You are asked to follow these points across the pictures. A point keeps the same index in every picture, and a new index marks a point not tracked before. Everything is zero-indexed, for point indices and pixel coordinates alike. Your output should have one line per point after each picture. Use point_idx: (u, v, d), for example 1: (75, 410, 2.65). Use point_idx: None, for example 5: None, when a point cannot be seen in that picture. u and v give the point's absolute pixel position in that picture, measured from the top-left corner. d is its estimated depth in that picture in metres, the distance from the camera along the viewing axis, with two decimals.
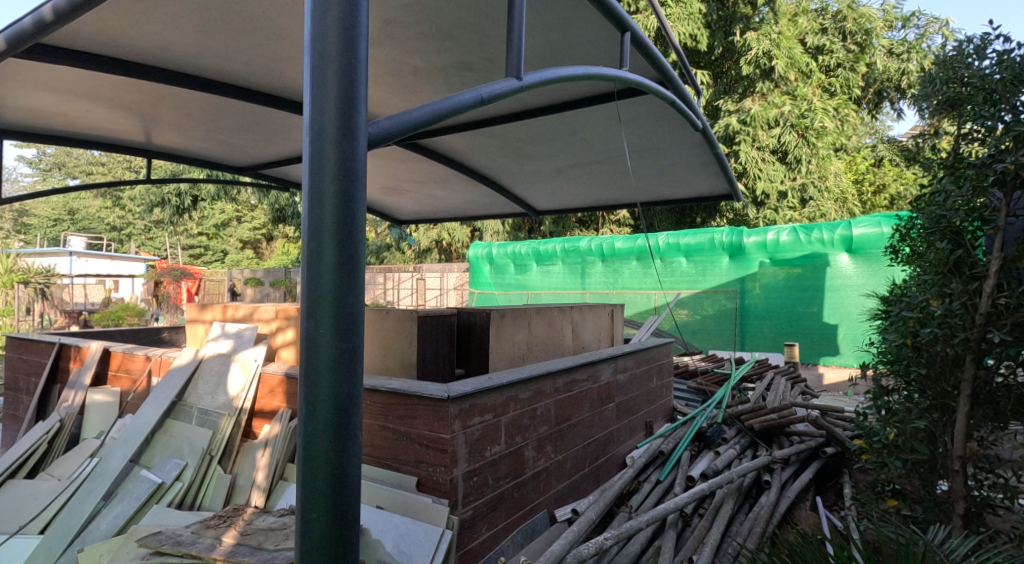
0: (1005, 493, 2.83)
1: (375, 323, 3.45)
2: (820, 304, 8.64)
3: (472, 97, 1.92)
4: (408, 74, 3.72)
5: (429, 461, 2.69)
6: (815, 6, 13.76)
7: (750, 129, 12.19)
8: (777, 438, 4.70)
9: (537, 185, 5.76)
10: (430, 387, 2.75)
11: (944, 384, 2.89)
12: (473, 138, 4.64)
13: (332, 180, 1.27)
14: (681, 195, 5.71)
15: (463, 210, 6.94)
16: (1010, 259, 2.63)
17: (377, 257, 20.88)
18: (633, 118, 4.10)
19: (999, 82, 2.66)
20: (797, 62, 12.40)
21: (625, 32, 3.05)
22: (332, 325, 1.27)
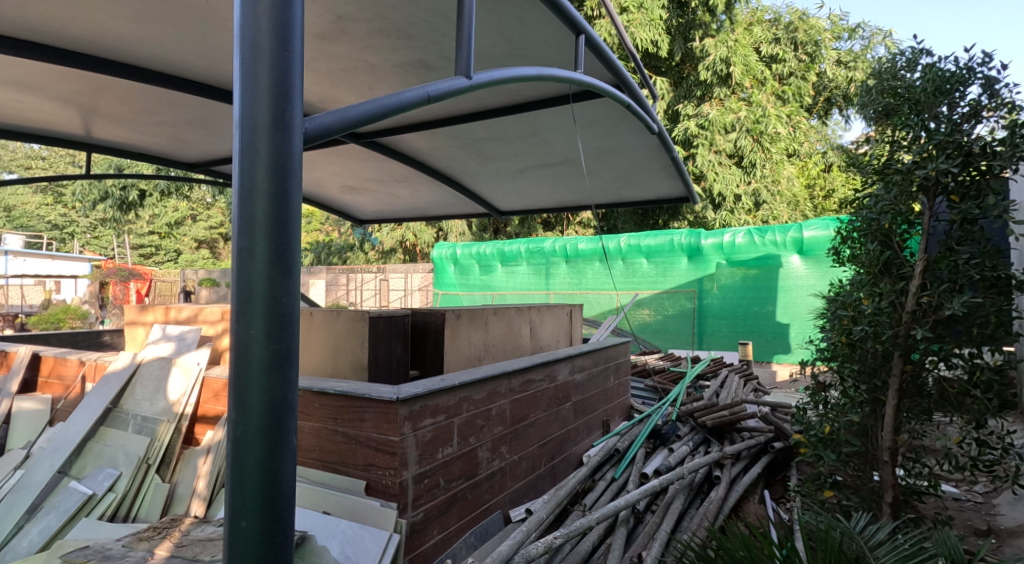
0: (930, 482, 2.99)
1: (328, 325, 3.39)
2: (774, 304, 8.92)
3: (419, 94, 1.89)
4: (363, 71, 3.67)
5: (379, 463, 2.66)
6: (768, 16, 14.22)
7: (708, 133, 12.52)
8: (729, 435, 4.83)
9: (498, 185, 5.77)
10: (381, 389, 2.72)
11: (876, 379, 3.03)
12: (431, 137, 4.60)
13: (265, 176, 1.24)
14: (641, 197, 5.80)
15: (425, 210, 6.89)
16: (933, 260, 2.77)
17: (340, 257, 20.56)
18: (588, 120, 4.14)
19: (922, 92, 2.80)
20: (751, 70, 12.77)
21: (579, 34, 3.07)
22: (264, 326, 1.24)
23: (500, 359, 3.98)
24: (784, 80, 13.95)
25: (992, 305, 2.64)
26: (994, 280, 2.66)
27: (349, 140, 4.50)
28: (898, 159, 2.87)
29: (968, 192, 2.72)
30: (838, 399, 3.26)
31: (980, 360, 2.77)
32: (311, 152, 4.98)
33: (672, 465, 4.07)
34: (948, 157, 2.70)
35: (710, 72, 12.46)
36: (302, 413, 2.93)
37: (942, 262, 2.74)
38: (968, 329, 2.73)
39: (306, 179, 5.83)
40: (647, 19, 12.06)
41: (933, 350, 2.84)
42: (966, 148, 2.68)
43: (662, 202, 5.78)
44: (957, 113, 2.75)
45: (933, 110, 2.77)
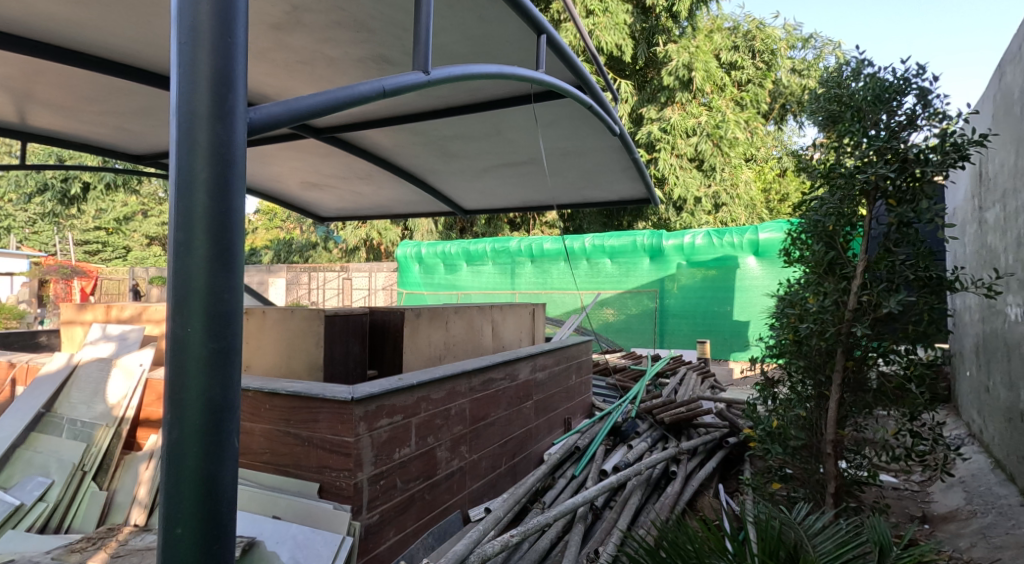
0: (869, 472, 3.12)
1: (281, 324, 3.28)
2: (731, 304, 9.14)
3: (374, 88, 1.82)
4: (321, 64, 3.60)
5: (333, 465, 2.60)
6: (728, 24, 14.55)
7: (670, 137, 12.70)
8: (685, 431, 4.92)
9: (462, 184, 5.74)
10: (336, 389, 2.67)
11: (821, 374, 3.13)
12: (393, 133, 4.53)
13: (205, 168, 1.19)
14: (604, 197, 5.86)
15: (388, 208, 6.80)
16: (873, 262, 2.88)
17: (301, 256, 20.13)
18: (550, 121, 4.16)
19: (864, 101, 2.90)
20: (712, 76, 13.02)
21: (541, 34, 3.07)
22: (203, 323, 1.19)
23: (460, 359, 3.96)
24: (743, 87, 14.31)
25: (923, 304, 2.80)
26: (928, 281, 2.81)
27: (307, 134, 4.41)
28: (842, 163, 2.97)
29: (904, 196, 2.85)
30: (789, 394, 3.37)
31: (915, 357, 2.91)
32: (268, 147, 4.85)
33: (630, 461, 4.13)
34: (886, 162, 2.82)
35: (672, 77, 12.66)
36: (252, 414, 2.86)
37: (883, 263, 2.87)
38: (904, 327, 2.87)
39: (265, 174, 5.68)
40: (612, 23, 12.17)
41: (877, 348, 2.94)
42: (902, 154, 2.82)
43: (624, 203, 5.85)
44: (895, 122, 2.86)
45: (876, 117, 2.88)
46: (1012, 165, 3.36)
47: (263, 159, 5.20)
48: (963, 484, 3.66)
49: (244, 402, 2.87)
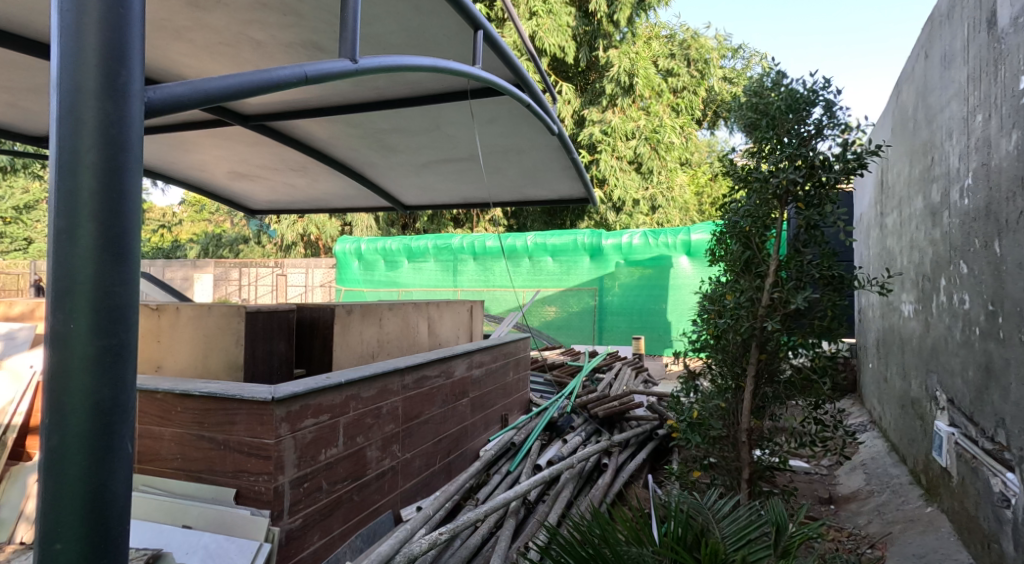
0: (779, 459, 3.28)
1: (196, 321, 3.12)
2: (665, 302, 9.41)
3: (296, 73, 1.68)
4: (246, 47, 3.45)
5: (250, 469, 2.49)
6: (666, 32, 14.93)
7: (610, 140, 12.88)
8: (618, 424, 5.05)
9: (402, 179, 5.64)
10: (254, 389, 2.57)
11: (736, 367, 3.27)
12: (325, 124, 4.40)
13: (92, 148, 1.06)
14: (545, 195, 5.88)
15: (325, 201, 6.59)
16: (783, 261, 3.04)
17: (230, 251, 19.27)
18: (489, 118, 4.14)
19: (778, 109, 3.04)
20: (650, 82, 13.32)
21: (479, 30, 3.02)
22: (90, 319, 1.07)
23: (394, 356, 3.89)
24: (678, 94, 14.75)
25: (827, 300, 2.98)
26: (831, 279, 2.98)
27: (234, 121, 4.23)
28: (757, 168, 3.11)
29: (812, 200, 3.02)
30: (709, 386, 3.49)
31: (819, 351, 3.09)
32: (190, 133, 4.60)
33: (565, 455, 4.19)
34: (796, 168, 2.99)
35: (614, 84, 12.88)
36: (162, 418, 2.71)
37: (787, 264, 3.04)
38: (810, 322, 3.04)
39: (188, 163, 5.38)
40: (556, 25, 12.26)
41: (788, 342, 3.09)
42: (810, 161, 2.98)
43: (565, 202, 5.89)
44: (805, 130, 3.01)
45: (789, 126, 3.03)
46: (907, 174, 3.61)
47: (186, 146, 4.93)
48: (864, 467, 3.94)
49: (154, 405, 2.71)
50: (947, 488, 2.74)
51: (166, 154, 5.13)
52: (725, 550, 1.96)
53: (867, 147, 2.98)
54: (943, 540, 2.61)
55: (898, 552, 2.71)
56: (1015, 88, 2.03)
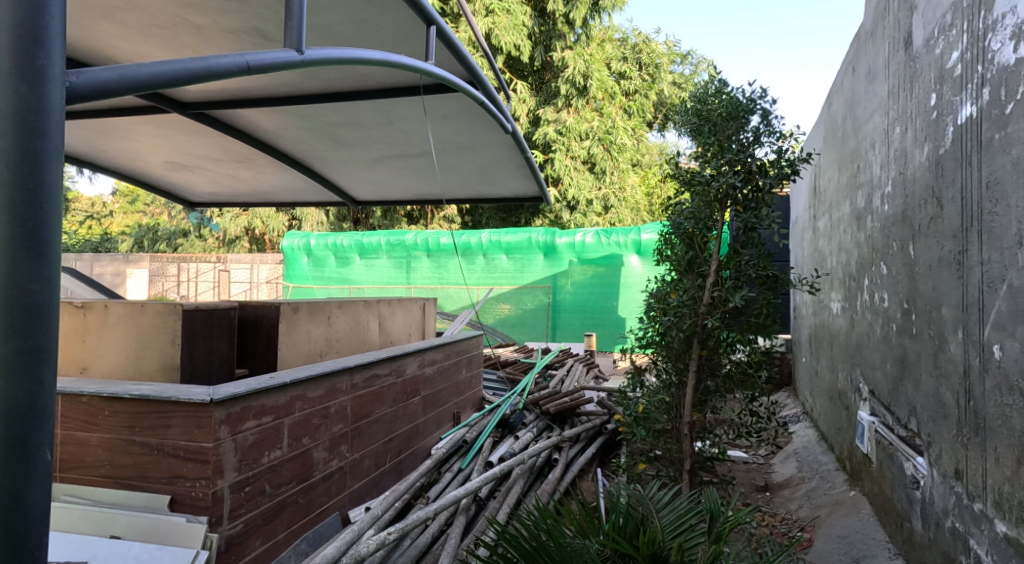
0: (718, 450, 3.46)
1: (128, 320, 2.97)
2: (617, 300, 9.61)
3: (236, 62, 1.66)
4: (185, 31, 3.37)
5: (186, 474, 2.42)
6: (618, 35, 15.24)
7: (565, 139, 13.05)
8: (569, 419, 5.17)
9: (353, 173, 5.61)
10: (192, 390, 2.47)
11: (679, 362, 3.42)
12: (272, 114, 4.34)
13: (9, 134, 1.01)
14: (498, 193, 5.96)
15: (271, 195, 6.48)
16: (724, 262, 3.22)
17: (169, 245, 18.59)
18: (442, 114, 4.18)
19: (718, 117, 3.19)
20: (604, 84, 13.57)
21: (431, 25, 3.03)
22: (5, 316, 1.02)
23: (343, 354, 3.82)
24: (630, 96, 15.06)
25: (763, 298, 3.16)
26: (766, 279, 3.17)
27: (172, 110, 4.13)
28: (701, 172, 3.26)
29: (749, 204, 3.20)
30: (654, 381, 3.63)
31: (755, 347, 3.29)
32: (123, 120, 4.44)
33: (516, 451, 4.29)
34: (735, 173, 3.15)
35: (568, 84, 13.07)
36: (89, 423, 2.57)
37: (730, 263, 3.21)
38: (747, 319, 3.21)
39: (121, 152, 5.19)
40: (512, 23, 12.33)
41: (727, 338, 3.28)
42: (748, 166, 3.15)
43: (519, 200, 5.98)
44: (744, 138, 3.18)
45: (729, 132, 3.19)
46: (836, 180, 3.85)
47: (118, 134, 4.74)
48: (797, 455, 4.18)
49: (79, 409, 2.59)
50: (868, 473, 2.95)
51: (96, 141, 4.92)
52: (664, 538, 2.01)
53: (798, 157, 3.18)
54: (864, 521, 2.82)
55: (825, 534, 2.91)
56: (927, 103, 2.21)
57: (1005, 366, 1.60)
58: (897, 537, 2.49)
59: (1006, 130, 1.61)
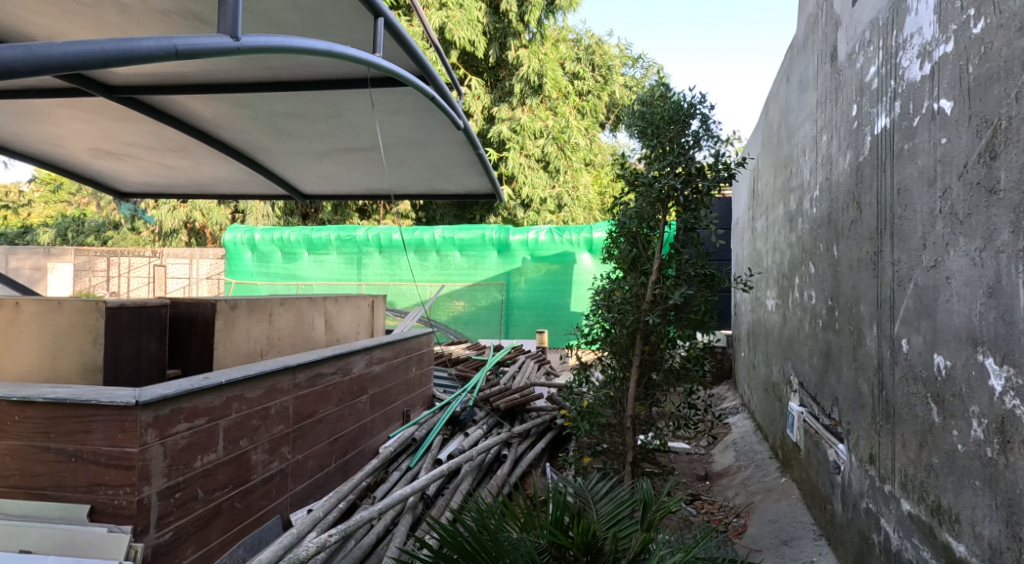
0: (660, 442, 3.59)
1: (41, 320, 2.69)
2: (568, 297, 9.76)
3: (162, 45, 1.61)
4: (110, 10, 3.20)
5: (108, 482, 2.17)
6: (572, 36, 15.41)
7: (519, 138, 13.09)
8: (519, 415, 5.26)
9: (299, 166, 5.51)
10: (115, 392, 2.23)
11: (623, 358, 3.53)
12: (211, 102, 4.21)
13: None
14: (451, 189, 5.96)
15: (211, 186, 6.29)
16: (664, 261, 3.35)
17: (99, 238, 17.79)
18: (392, 107, 4.15)
19: (660, 121, 3.32)
20: (558, 83, 13.69)
21: (379, 16, 2.96)
22: None
23: (285, 353, 3.71)
24: (583, 97, 15.26)
25: (700, 295, 3.30)
26: (704, 277, 3.30)
27: (96, 92, 3.94)
28: (645, 173, 3.37)
29: (688, 206, 3.35)
30: (599, 376, 3.73)
31: (694, 342, 3.45)
32: (41, 102, 4.21)
33: (465, 448, 4.32)
34: (675, 174, 3.28)
35: (522, 83, 13.17)
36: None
37: (672, 261, 3.35)
38: (687, 315, 3.36)
39: (41, 136, 4.92)
40: (466, 19, 12.32)
41: (668, 333, 3.41)
42: (687, 168, 3.29)
43: (471, 197, 6.01)
44: (684, 141, 3.31)
45: (670, 135, 3.31)
46: (772, 184, 4.05)
47: (37, 116, 4.49)
48: (735, 445, 4.38)
49: None
50: (798, 460, 3.11)
51: (14, 124, 4.65)
52: (600, 527, 2.10)
53: (734, 160, 3.33)
54: (793, 505, 2.99)
55: (758, 519, 3.08)
56: (849, 114, 2.37)
57: (912, 359, 1.73)
58: (821, 520, 2.64)
59: (914, 141, 1.74)
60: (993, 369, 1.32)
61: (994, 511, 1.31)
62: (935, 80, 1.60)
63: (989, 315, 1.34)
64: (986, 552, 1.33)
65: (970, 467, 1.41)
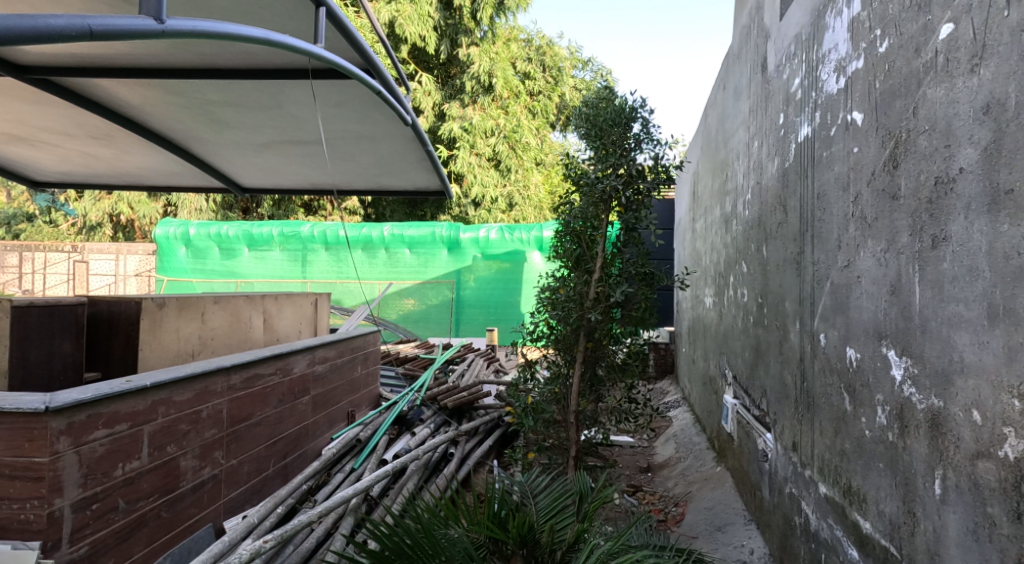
0: (603, 436, 3.69)
1: None
2: (519, 295, 9.86)
3: (74, 24, 1.45)
4: None
5: (13, 495, 2.06)
6: (524, 36, 15.47)
7: (470, 136, 13.07)
8: (467, 413, 5.30)
9: (238, 158, 5.37)
10: (24, 398, 2.12)
11: (567, 354, 3.61)
12: (139, 87, 4.02)
13: None
14: (399, 186, 5.92)
15: (139, 177, 6.03)
16: (606, 259, 3.45)
17: (15, 232, 16.78)
18: (338, 100, 4.10)
19: (604, 122, 3.41)
20: (509, 82, 13.73)
21: (319, 6, 2.89)
22: None
23: (219, 353, 3.61)
24: (534, 97, 15.38)
25: (641, 293, 3.40)
26: (645, 275, 3.42)
27: (6, 73, 3.70)
28: (589, 173, 3.46)
29: (630, 206, 3.47)
30: (544, 373, 3.80)
31: (636, 339, 3.57)
32: None
33: (411, 447, 4.32)
34: (618, 176, 3.39)
35: (474, 81, 13.18)
36: None
37: (615, 260, 3.46)
38: (628, 312, 3.47)
39: None
40: (416, 14, 12.24)
41: (612, 330, 3.52)
42: (629, 170, 3.40)
43: (419, 193, 5.99)
44: (628, 143, 3.42)
45: (614, 137, 3.41)
46: (710, 186, 4.21)
47: None
48: (676, 437, 4.54)
49: None
50: (732, 450, 3.27)
51: None
52: (540, 519, 2.16)
53: (674, 162, 3.46)
54: (727, 493, 3.14)
55: (695, 507, 3.23)
56: (777, 122, 2.50)
57: (829, 352, 1.86)
58: (751, 505, 2.79)
59: (831, 149, 1.87)
60: (895, 360, 1.44)
61: (895, 491, 1.43)
62: (850, 89, 1.71)
63: (892, 311, 1.46)
64: (887, 529, 1.46)
65: (876, 451, 1.53)
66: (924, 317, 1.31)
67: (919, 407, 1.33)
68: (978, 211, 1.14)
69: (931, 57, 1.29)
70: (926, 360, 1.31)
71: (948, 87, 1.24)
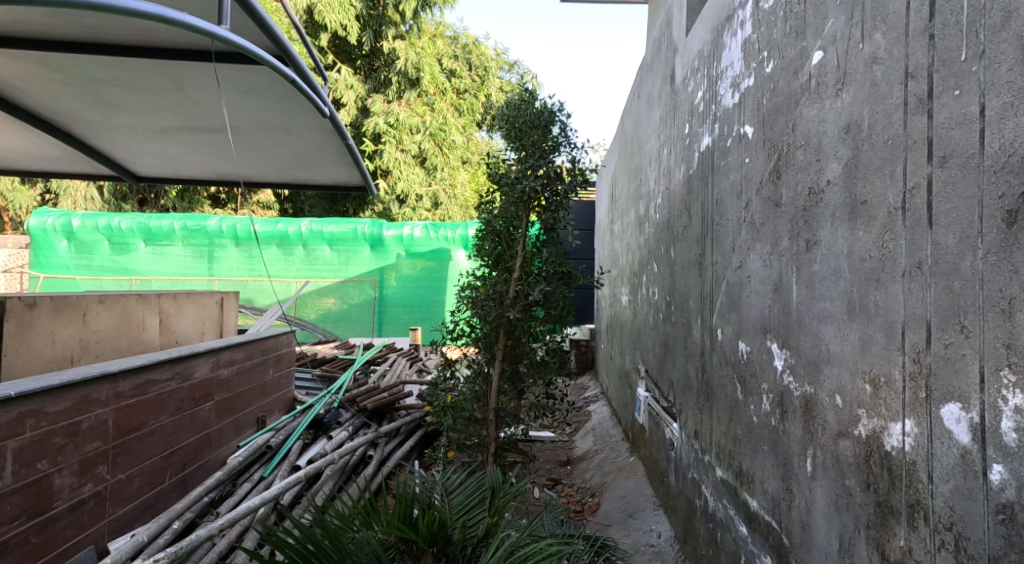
0: (522, 434, 3.76)
1: None
2: (444, 294, 9.87)
3: None
4: None
5: None
6: (449, 33, 15.44)
7: (396, 132, 12.82)
8: (388, 414, 5.26)
9: (131, 143, 5.08)
10: None
11: (487, 352, 3.67)
12: (8, 59, 3.73)
13: None
14: (318, 179, 5.79)
15: (12, 160, 5.55)
16: (524, 259, 3.54)
17: None
18: (251, 88, 3.98)
19: (524, 124, 3.49)
20: (435, 79, 13.66)
21: None
22: None
23: (105, 357, 3.43)
24: (460, 95, 15.34)
25: (558, 291, 3.52)
26: (562, 274, 3.53)
27: None
28: (509, 173, 3.53)
29: (549, 206, 3.58)
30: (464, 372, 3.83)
31: (553, 337, 3.68)
32: None
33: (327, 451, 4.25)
34: (537, 177, 3.48)
35: (400, 76, 13.05)
36: None
37: (534, 260, 3.56)
38: (547, 310, 3.57)
39: None
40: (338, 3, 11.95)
41: (531, 328, 3.61)
42: (548, 171, 3.50)
43: (339, 189, 5.87)
44: (549, 145, 3.53)
45: (534, 139, 3.50)
46: (626, 190, 4.40)
47: None
48: (594, 431, 4.71)
49: None
50: (643, 442, 3.44)
51: None
52: (450, 515, 2.20)
53: (590, 166, 3.60)
54: (638, 482, 3.29)
55: (609, 496, 3.37)
56: (683, 131, 2.66)
57: (724, 346, 2.02)
58: (660, 492, 2.95)
59: (728, 157, 2.02)
60: (777, 352, 1.59)
61: (776, 471, 1.58)
62: (743, 96, 1.86)
63: (776, 307, 1.61)
64: (770, 506, 1.61)
65: (762, 436, 1.68)
66: (800, 313, 1.46)
67: (795, 393, 1.48)
68: (841, 219, 1.29)
69: (806, 79, 1.44)
70: (801, 352, 1.46)
71: (818, 106, 1.38)
